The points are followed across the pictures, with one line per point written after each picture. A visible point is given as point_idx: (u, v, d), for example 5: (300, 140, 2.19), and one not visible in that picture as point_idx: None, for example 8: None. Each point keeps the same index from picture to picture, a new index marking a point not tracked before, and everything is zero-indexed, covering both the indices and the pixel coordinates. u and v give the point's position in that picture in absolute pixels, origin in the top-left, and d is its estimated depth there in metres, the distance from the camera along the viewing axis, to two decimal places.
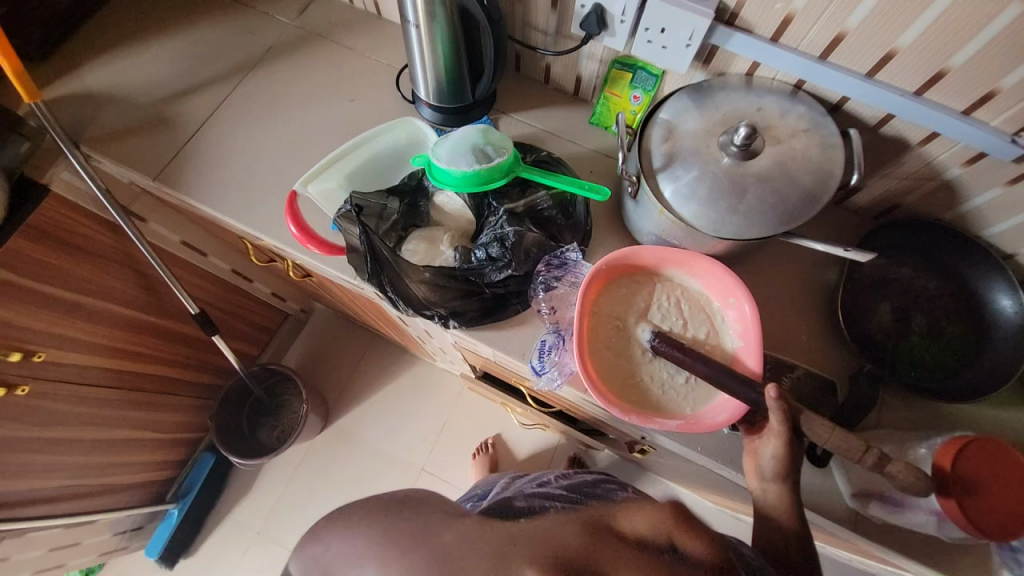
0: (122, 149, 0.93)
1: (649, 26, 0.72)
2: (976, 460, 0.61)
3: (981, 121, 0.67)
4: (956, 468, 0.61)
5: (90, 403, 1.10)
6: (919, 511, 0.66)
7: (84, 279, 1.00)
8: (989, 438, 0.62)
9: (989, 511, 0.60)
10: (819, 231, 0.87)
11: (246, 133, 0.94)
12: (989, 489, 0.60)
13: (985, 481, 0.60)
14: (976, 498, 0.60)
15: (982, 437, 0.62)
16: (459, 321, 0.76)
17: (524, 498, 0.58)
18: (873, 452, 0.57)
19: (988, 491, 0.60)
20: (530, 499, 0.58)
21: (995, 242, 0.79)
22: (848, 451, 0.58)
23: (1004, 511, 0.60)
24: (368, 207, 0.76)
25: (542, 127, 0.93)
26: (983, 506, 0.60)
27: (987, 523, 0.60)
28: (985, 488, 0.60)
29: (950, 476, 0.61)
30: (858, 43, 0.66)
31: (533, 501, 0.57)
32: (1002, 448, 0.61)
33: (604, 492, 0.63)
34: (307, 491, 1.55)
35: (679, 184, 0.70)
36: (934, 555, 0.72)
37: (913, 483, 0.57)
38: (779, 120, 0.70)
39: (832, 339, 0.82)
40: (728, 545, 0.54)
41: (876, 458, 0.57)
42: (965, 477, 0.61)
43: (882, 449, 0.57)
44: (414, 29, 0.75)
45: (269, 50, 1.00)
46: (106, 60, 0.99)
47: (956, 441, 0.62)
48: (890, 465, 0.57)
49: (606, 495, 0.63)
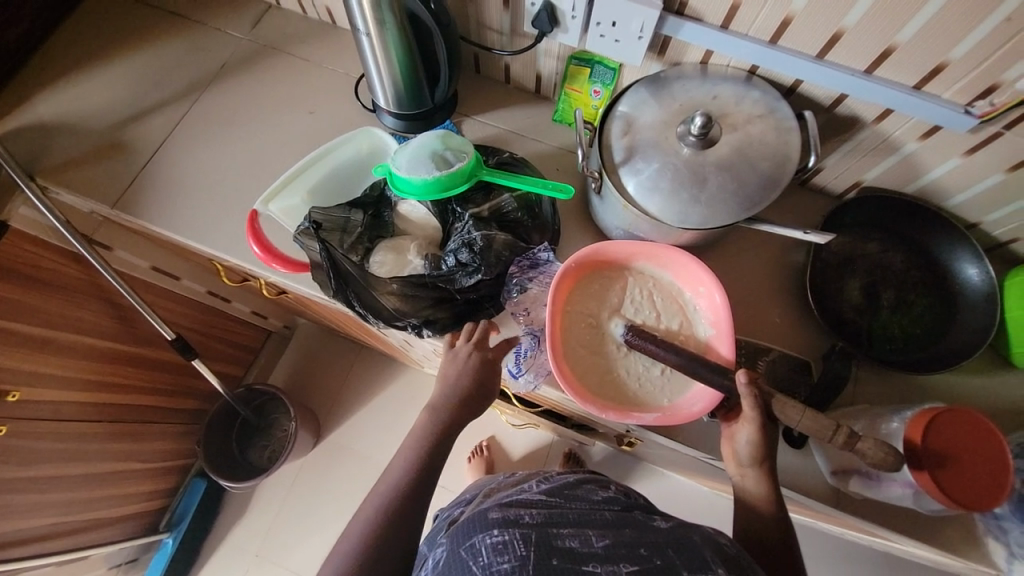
0: (78, 178, 0.91)
1: (600, 21, 0.72)
2: (947, 433, 0.62)
3: (933, 95, 0.67)
4: (928, 441, 0.61)
5: (73, 438, 1.08)
6: (895, 485, 0.67)
7: (53, 314, 0.98)
8: (956, 408, 0.63)
9: (962, 482, 0.60)
10: (785, 213, 0.88)
11: (205, 154, 0.92)
12: (961, 458, 0.61)
13: (957, 451, 0.61)
14: (951, 470, 0.61)
15: (953, 408, 0.63)
16: (433, 329, 0.76)
17: (499, 508, 0.58)
18: (843, 430, 0.57)
19: (956, 462, 0.61)
20: (506, 508, 0.58)
21: (959, 212, 0.81)
22: (819, 432, 0.58)
23: (975, 479, 0.60)
24: (329, 222, 0.76)
25: (505, 127, 0.93)
26: (956, 476, 0.60)
27: (962, 495, 0.60)
28: (957, 459, 0.61)
29: (922, 450, 0.61)
30: (806, 25, 0.66)
31: (508, 510, 0.57)
32: (972, 417, 0.62)
33: (583, 494, 0.63)
34: (304, 509, 1.54)
35: (641, 177, 0.70)
36: (918, 525, 0.73)
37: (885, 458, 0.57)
38: (735, 106, 0.71)
39: (804, 319, 0.82)
40: (705, 537, 0.55)
41: (846, 437, 0.57)
42: (938, 449, 0.61)
43: (850, 427, 0.57)
44: (365, 38, 0.74)
45: (224, 67, 0.98)
46: (57, 89, 0.96)
47: (927, 414, 0.62)
48: (860, 442, 0.57)
49: (585, 498, 0.62)
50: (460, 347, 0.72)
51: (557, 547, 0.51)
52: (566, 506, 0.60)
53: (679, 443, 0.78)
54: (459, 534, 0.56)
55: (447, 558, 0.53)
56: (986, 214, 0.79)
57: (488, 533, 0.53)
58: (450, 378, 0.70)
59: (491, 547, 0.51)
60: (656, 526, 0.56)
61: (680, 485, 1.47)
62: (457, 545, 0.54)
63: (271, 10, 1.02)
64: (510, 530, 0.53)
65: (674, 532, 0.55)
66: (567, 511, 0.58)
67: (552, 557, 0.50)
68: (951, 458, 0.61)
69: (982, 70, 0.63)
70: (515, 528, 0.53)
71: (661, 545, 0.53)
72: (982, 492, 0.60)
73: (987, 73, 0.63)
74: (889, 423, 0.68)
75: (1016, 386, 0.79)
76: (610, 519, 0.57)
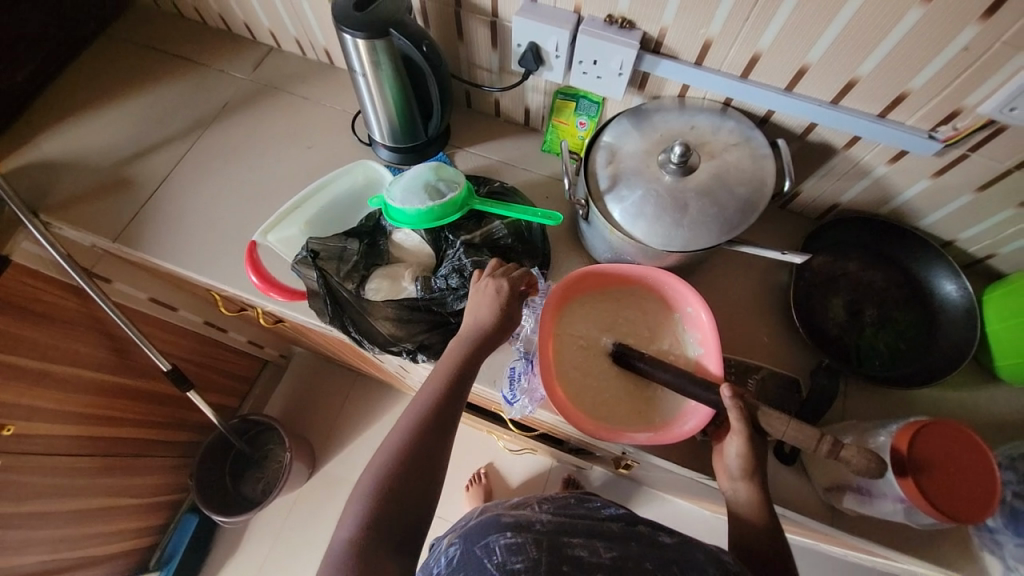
0: (81, 213, 0.93)
1: (583, 59, 0.77)
2: (932, 443, 0.63)
3: (897, 122, 0.71)
4: (913, 451, 0.62)
5: (66, 473, 1.07)
6: (887, 500, 0.66)
7: (51, 346, 0.98)
8: (942, 421, 0.64)
9: (947, 492, 0.61)
10: (767, 235, 0.92)
11: (206, 188, 0.95)
12: (946, 469, 0.62)
13: (941, 461, 0.62)
14: (936, 480, 0.62)
15: (937, 420, 0.64)
16: (427, 355, 0.76)
17: (510, 514, 0.59)
18: (826, 439, 0.59)
19: (941, 472, 0.62)
20: (517, 514, 0.59)
21: (933, 231, 0.85)
22: (804, 442, 0.60)
23: (960, 490, 0.61)
24: (326, 251, 0.78)
25: (495, 159, 0.97)
26: (941, 487, 0.61)
27: (950, 506, 0.60)
28: (941, 469, 0.62)
29: (907, 460, 0.62)
30: (773, 61, 0.70)
31: (520, 515, 0.58)
32: (958, 428, 0.63)
33: (589, 507, 0.63)
34: (298, 542, 1.50)
35: (626, 204, 0.73)
36: (916, 542, 0.73)
37: (871, 469, 0.59)
38: (712, 136, 0.75)
39: (790, 337, 0.84)
40: (708, 554, 0.55)
41: (830, 445, 0.59)
42: (923, 460, 0.62)
43: (833, 436, 0.59)
44: (361, 78, 0.78)
45: (226, 106, 1.02)
46: (64, 128, 1.00)
47: (914, 424, 0.64)
48: (843, 451, 0.59)
49: (590, 510, 0.62)
50: (485, 280, 0.69)
51: (567, 554, 0.52)
52: (574, 516, 0.60)
53: (673, 464, 0.79)
54: (473, 534, 0.57)
55: (461, 557, 0.54)
56: (958, 232, 0.82)
57: (502, 534, 0.54)
58: (476, 312, 0.68)
59: (505, 547, 0.52)
60: (661, 541, 0.57)
61: (682, 509, 1.45)
62: (471, 544, 0.55)
63: (272, 53, 1.08)
64: (523, 533, 0.54)
65: (679, 547, 0.56)
66: (575, 521, 0.59)
67: (563, 563, 0.51)
68: (936, 469, 0.62)
69: (941, 98, 0.67)
70: (528, 532, 0.55)
71: (666, 560, 0.54)
72: (965, 503, 0.61)
73: (946, 101, 0.67)
74: (874, 437, 0.69)
75: (1000, 399, 0.80)
76: (616, 532, 0.58)
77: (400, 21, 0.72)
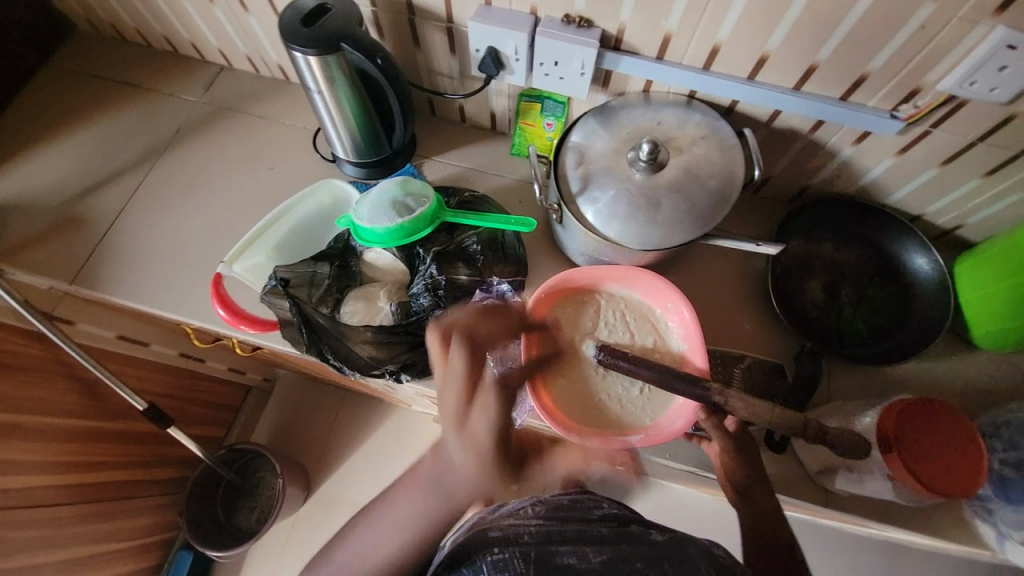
0: (33, 256, 0.88)
1: (543, 61, 0.75)
2: (916, 422, 0.64)
3: (859, 104, 0.72)
4: (897, 431, 0.64)
5: (50, 525, 1.02)
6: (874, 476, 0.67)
7: (17, 396, 0.94)
8: (922, 398, 0.66)
9: (935, 468, 0.62)
10: (741, 223, 0.92)
11: (166, 219, 0.91)
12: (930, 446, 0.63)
13: (924, 439, 0.63)
14: (923, 458, 0.63)
15: (922, 399, 0.65)
16: (411, 373, 0.75)
17: (499, 528, 0.58)
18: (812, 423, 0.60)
19: (928, 447, 0.63)
20: (506, 527, 0.58)
21: (901, 207, 0.86)
22: (790, 426, 0.61)
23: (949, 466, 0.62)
24: (296, 277, 0.75)
25: (465, 166, 0.95)
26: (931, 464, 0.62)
27: (939, 482, 0.62)
28: (925, 447, 0.63)
29: (892, 437, 0.63)
30: (733, 52, 0.70)
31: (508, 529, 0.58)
32: (938, 404, 0.65)
33: (580, 512, 0.62)
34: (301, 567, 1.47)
35: (598, 205, 0.72)
36: (910, 515, 0.75)
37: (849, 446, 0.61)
38: (679, 130, 0.74)
39: (772, 323, 0.85)
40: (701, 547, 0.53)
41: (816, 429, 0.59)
42: (908, 439, 0.63)
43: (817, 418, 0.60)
44: (317, 95, 0.76)
45: (179, 131, 0.98)
46: (7, 168, 0.95)
47: (897, 404, 0.65)
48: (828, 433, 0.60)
49: (583, 514, 0.62)
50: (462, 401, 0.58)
51: (554, 564, 0.52)
52: (565, 525, 0.59)
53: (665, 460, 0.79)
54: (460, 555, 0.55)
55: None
56: (926, 206, 0.84)
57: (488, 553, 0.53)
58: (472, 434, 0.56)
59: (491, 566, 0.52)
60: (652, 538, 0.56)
61: (682, 496, 1.46)
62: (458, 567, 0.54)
63: (223, 72, 1.03)
64: (509, 549, 0.53)
65: (671, 543, 0.54)
66: (565, 529, 0.58)
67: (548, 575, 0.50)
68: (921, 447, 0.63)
69: (900, 78, 0.67)
70: (514, 546, 0.54)
71: (656, 557, 0.52)
72: (954, 477, 0.62)
73: (906, 79, 0.67)
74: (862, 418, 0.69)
75: (978, 366, 0.82)
76: (607, 534, 0.57)
77: (353, 33, 0.69)
